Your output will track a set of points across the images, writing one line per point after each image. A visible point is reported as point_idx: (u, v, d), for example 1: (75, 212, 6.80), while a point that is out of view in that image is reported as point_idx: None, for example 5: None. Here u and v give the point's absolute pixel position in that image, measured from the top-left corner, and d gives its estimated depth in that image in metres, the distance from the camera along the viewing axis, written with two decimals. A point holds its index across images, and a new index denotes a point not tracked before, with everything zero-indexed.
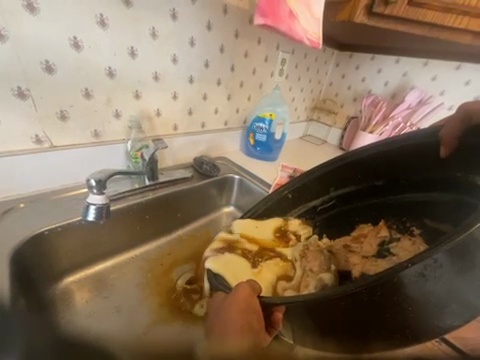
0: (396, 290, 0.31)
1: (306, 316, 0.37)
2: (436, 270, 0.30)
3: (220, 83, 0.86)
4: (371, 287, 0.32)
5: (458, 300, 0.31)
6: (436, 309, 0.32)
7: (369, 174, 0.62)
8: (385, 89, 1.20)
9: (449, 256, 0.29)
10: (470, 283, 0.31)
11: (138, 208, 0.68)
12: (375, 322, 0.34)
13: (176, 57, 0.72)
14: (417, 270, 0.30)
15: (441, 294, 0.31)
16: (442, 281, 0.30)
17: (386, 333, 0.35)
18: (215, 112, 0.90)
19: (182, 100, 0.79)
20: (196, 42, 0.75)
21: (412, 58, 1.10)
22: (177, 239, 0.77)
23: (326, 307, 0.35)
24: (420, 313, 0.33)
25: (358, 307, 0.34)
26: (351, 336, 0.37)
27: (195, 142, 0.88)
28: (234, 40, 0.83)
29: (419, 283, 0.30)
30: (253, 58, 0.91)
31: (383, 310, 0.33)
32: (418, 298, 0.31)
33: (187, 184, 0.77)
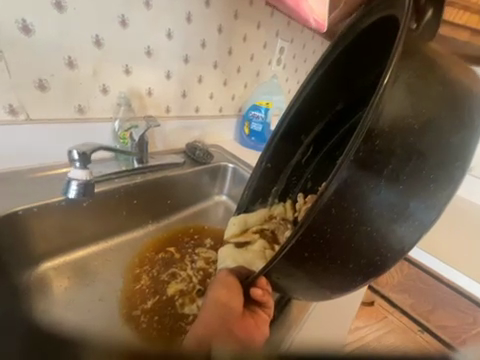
0: (344, 218, 0.29)
1: (287, 278, 0.34)
2: (366, 183, 0.28)
3: (217, 66, 0.82)
4: (311, 228, 0.29)
5: (410, 196, 0.30)
6: (398, 216, 0.30)
7: (326, 105, 0.57)
8: None
9: (365, 162, 0.28)
10: (417, 175, 0.29)
11: (126, 192, 0.63)
12: (352, 257, 0.31)
13: (171, 33, 0.68)
14: (347, 184, 0.28)
15: (395, 196, 0.29)
16: (384, 182, 0.29)
17: (366, 261, 0.32)
18: (210, 97, 0.86)
19: (176, 81, 0.75)
20: (193, 19, 0.70)
21: None
22: (166, 226, 0.73)
23: (294, 264, 0.32)
24: (382, 227, 0.30)
25: (329, 254, 0.30)
26: (344, 281, 0.33)
27: (187, 128, 0.84)
28: (233, 21, 0.79)
29: (360, 199, 0.29)
30: (252, 43, 0.88)
31: (348, 241, 0.30)
32: (372, 213, 0.29)
33: (179, 169, 0.74)
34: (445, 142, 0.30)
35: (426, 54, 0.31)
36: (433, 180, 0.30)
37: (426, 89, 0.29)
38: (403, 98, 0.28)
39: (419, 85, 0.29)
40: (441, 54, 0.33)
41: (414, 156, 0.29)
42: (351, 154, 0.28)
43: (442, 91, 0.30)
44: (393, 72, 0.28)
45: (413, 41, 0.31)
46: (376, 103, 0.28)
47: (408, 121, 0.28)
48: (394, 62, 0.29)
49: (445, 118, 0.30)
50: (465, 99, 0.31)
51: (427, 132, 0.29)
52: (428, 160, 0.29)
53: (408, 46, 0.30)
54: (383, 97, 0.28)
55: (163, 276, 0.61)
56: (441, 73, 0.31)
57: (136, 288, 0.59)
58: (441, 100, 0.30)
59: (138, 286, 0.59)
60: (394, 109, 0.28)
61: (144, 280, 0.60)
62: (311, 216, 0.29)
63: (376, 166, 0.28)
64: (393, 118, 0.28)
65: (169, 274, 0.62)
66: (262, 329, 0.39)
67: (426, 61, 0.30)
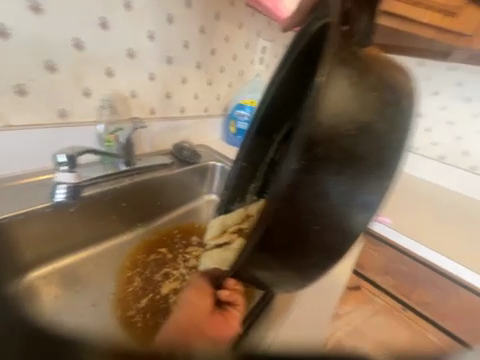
0: (296, 218, 0.31)
1: (254, 277, 0.36)
2: (312, 185, 0.30)
3: (200, 66, 0.83)
4: (266, 232, 0.31)
5: (353, 193, 0.32)
6: (344, 212, 0.32)
7: (294, 101, 0.56)
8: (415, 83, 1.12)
9: (310, 167, 0.29)
10: (358, 173, 0.31)
11: (113, 195, 0.63)
12: (307, 251, 0.33)
13: (153, 35, 0.68)
14: (293, 189, 0.29)
15: (339, 194, 0.31)
16: (327, 185, 0.30)
17: (321, 254, 0.34)
18: (194, 98, 0.87)
19: (160, 82, 0.75)
20: (174, 21, 0.71)
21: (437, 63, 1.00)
22: (156, 227, 0.73)
23: (257, 263, 0.34)
24: (332, 222, 0.32)
25: (286, 251, 0.33)
26: (305, 273, 0.35)
27: (174, 128, 0.84)
28: (214, 22, 0.81)
29: (308, 200, 0.30)
30: (234, 43, 0.90)
31: (303, 238, 0.32)
32: (319, 212, 0.31)
33: (167, 170, 0.74)
34: (382, 144, 0.31)
35: (365, 57, 0.32)
36: (375, 178, 0.32)
37: (362, 94, 0.30)
38: (340, 103, 0.29)
39: (353, 90, 0.30)
40: (381, 56, 0.34)
41: (353, 157, 0.31)
42: (294, 163, 0.29)
43: (377, 96, 0.31)
44: (324, 78, 0.29)
45: (351, 44, 0.32)
46: (315, 110, 0.29)
47: (346, 127, 0.29)
48: (326, 70, 0.29)
49: (381, 121, 0.31)
50: (405, 97, 0.32)
51: (364, 135, 0.31)
52: (366, 161, 0.31)
53: (343, 51, 0.31)
54: (321, 105, 0.29)
55: (156, 276, 0.62)
56: (377, 74, 0.32)
57: (129, 290, 0.59)
58: (377, 103, 0.31)
59: (130, 288, 0.59)
60: (334, 115, 0.29)
61: (137, 282, 0.61)
62: (264, 222, 0.31)
63: (320, 171, 0.30)
64: (333, 124, 0.29)
65: (162, 274, 0.63)
66: (234, 324, 0.40)
67: (360, 63, 0.31)
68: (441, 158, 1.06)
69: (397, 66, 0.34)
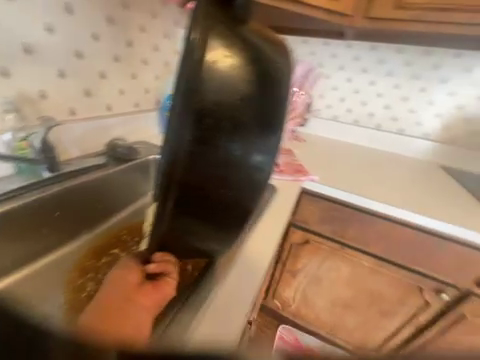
0: (200, 186, 0.35)
1: (181, 245, 0.40)
2: (206, 155, 0.34)
3: (119, 59, 0.80)
4: (177, 202, 0.35)
5: (247, 159, 0.37)
6: (243, 176, 0.38)
7: None
8: (332, 61, 1.31)
9: (200, 139, 0.33)
10: (247, 142, 0.36)
11: (41, 205, 0.57)
12: (218, 215, 0.39)
13: (51, 27, 0.63)
14: (188, 161, 0.33)
15: (234, 162, 0.36)
16: (222, 153, 0.35)
17: (231, 216, 0.40)
18: (120, 93, 0.83)
19: (73, 79, 0.70)
20: (74, 10, 0.66)
21: (337, 42, 1.27)
22: (102, 230, 0.70)
23: (179, 232, 0.38)
24: (234, 187, 0.38)
25: (200, 217, 0.37)
26: (223, 233, 0.41)
27: (104, 128, 0.80)
28: (123, 11, 0.77)
29: (206, 169, 0.35)
30: (151, 33, 0.88)
31: (211, 203, 0.37)
32: (220, 179, 0.36)
33: (103, 171, 0.70)
34: (264, 113, 0.37)
35: (240, 37, 0.36)
36: (264, 142, 0.38)
37: (239, 70, 0.35)
38: (220, 77, 0.33)
39: (230, 65, 0.34)
40: (258, 35, 0.39)
41: (240, 127, 0.35)
42: (187, 136, 0.33)
43: (254, 70, 0.36)
44: (200, 57, 0.33)
45: (228, 23, 0.35)
46: (196, 86, 0.32)
47: (228, 99, 0.34)
48: (200, 51, 0.33)
49: (261, 93, 0.37)
50: (281, 70, 0.39)
51: (246, 107, 0.35)
52: (252, 130, 0.36)
53: (216, 30, 0.34)
54: (201, 81, 0.32)
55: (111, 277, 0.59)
56: (253, 50, 0.37)
57: (82, 297, 0.55)
58: (255, 76, 0.36)
59: (82, 296, 0.55)
60: (212, 90, 0.33)
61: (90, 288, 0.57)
62: (173, 192, 0.34)
63: (212, 141, 0.34)
64: (214, 99, 0.33)
65: None
66: (165, 291, 0.39)
67: (236, 40, 0.35)
68: (356, 122, 1.36)
69: (275, 43, 0.41)
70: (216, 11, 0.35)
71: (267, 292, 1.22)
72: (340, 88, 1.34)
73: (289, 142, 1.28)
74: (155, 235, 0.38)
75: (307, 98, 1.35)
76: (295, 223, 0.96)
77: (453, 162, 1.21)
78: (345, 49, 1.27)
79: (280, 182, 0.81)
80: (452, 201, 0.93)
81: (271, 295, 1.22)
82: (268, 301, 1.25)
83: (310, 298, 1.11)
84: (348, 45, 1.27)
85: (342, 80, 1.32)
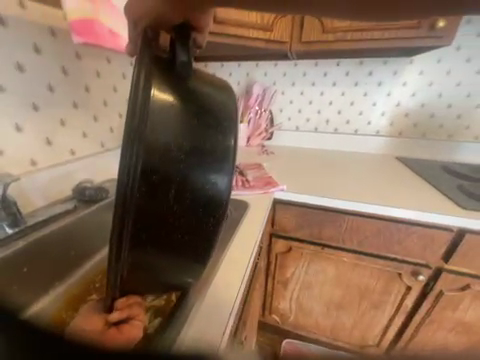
0: (155, 235, 0.37)
1: (146, 284, 0.41)
2: (158, 207, 0.35)
3: (78, 105, 0.82)
4: (133, 251, 0.36)
5: (199, 203, 0.39)
6: (197, 219, 0.40)
7: None
8: (285, 78, 1.44)
9: (149, 194, 0.34)
10: (197, 188, 0.38)
11: (5, 265, 0.54)
12: (178, 254, 0.41)
13: (2, 86, 0.63)
14: (139, 216, 0.34)
15: (187, 208, 0.38)
16: (174, 203, 0.36)
17: (191, 253, 0.42)
18: (83, 136, 0.86)
19: (32, 131, 0.71)
20: (26, 67, 0.67)
21: (285, 62, 1.41)
22: (79, 278, 0.67)
23: (141, 273, 0.39)
24: (190, 230, 0.40)
25: (160, 259, 0.39)
26: (186, 267, 0.43)
27: (69, 172, 0.80)
28: (77, 60, 0.80)
29: (159, 220, 0.36)
30: (108, 76, 0.92)
31: (168, 247, 0.39)
32: (174, 227, 0.38)
33: (72, 216, 0.70)
34: (212, 161, 0.39)
35: (180, 88, 0.36)
36: (216, 187, 0.40)
37: (183, 122, 0.35)
38: (164, 132, 0.34)
39: (175, 120, 0.35)
40: (199, 82, 0.40)
41: (188, 177, 0.37)
42: (135, 193, 0.33)
43: (199, 122, 0.37)
44: (143, 114, 0.33)
45: (171, 76, 0.36)
46: (141, 144, 0.32)
47: (175, 153, 0.35)
48: (140, 108, 0.33)
49: (207, 140, 0.38)
50: (227, 113, 0.42)
51: (193, 157, 0.37)
52: (201, 177, 0.38)
53: (155, 84, 0.34)
54: (146, 139, 0.33)
55: None
56: (198, 102, 0.38)
57: None
58: (200, 128, 0.37)
59: None
60: (156, 146, 0.33)
61: None
62: (127, 244, 0.35)
63: (163, 194, 0.35)
64: (159, 153, 0.34)
65: None
66: (131, 334, 0.40)
67: (180, 94, 0.36)
68: (316, 129, 1.49)
69: (220, 88, 0.43)
70: (159, 65, 0.35)
71: (263, 308, 1.21)
72: (296, 102, 1.47)
73: (259, 156, 1.36)
74: (116, 282, 0.38)
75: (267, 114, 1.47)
76: (275, 232, 1.00)
77: (403, 151, 1.37)
78: (293, 67, 1.41)
79: (252, 196, 0.86)
80: (410, 186, 1.01)
81: (267, 310, 1.21)
82: (266, 317, 1.24)
83: (304, 305, 1.12)
84: (294, 64, 1.41)
85: (296, 94, 1.46)
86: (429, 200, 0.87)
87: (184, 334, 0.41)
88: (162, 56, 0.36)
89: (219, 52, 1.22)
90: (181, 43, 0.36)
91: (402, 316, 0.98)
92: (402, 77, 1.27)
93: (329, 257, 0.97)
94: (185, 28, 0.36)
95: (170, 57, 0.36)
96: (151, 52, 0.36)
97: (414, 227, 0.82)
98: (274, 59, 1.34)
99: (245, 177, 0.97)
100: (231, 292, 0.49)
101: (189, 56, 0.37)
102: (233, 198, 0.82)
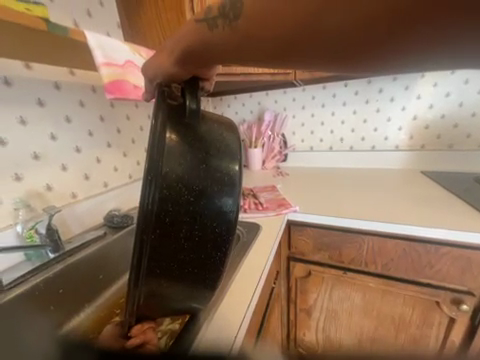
0: (167, 269, 0.41)
1: (160, 310, 0.45)
2: (169, 244, 0.39)
3: (111, 145, 0.97)
4: (148, 282, 0.40)
5: (207, 240, 0.42)
6: (205, 255, 0.43)
7: None
8: (295, 103, 1.51)
9: (162, 234, 0.38)
10: (205, 227, 0.41)
11: (45, 287, 0.62)
12: (188, 285, 0.44)
13: (54, 135, 0.78)
14: (154, 253, 0.39)
15: (195, 245, 0.41)
16: (184, 241, 0.40)
17: (201, 284, 0.45)
18: (115, 170, 0.99)
19: (74, 169, 0.84)
20: (72, 118, 0.83)
21: (294, 88, 1.49)
22: (105, 301, 0.73)
23: (156, 301, 0.43)
24: (199, 265, 0.43)
25: (172, 289, 0.43)
26: (196, 296, 0.46)
27: (102, 202, 0.92)
28: (111, 108, 0.96)
29: (171, 256, 0.40)
30: (135, 118, 1.08)
31: (179, 278, 0.42)
32: (184, 261, 0.41)
33: (101, 242, 0.78)
34: (218, 202, 0.42)
35: (190, 136, 0.40)
36: (223, 224, 0.43)
37: (191, 169, 0.39)
38: (175, 179, 0.38)
39: (184, 167, 0.39)
40: (207, 126, 0.43)
41: (197, 217, 0.40)
42: (150, 233, 0.37)
43: (207, 166, 0.41)
44: (157, 163, 0.37)
45: (182, 125, 0.39)
46: (155, 191, 0.37)
47: (184, 197, 0.39)
48: (153, 159, 0.37)
49: (213, 183, 0.41)
50: (233, 154, 0.44)
51: (201, 199, 0.40)
52: (208, 216, 0.41)
53: (167, 134, 0.38)
54: (160, 185, 0.37)
55: None
56: (206, 145, 0.41)
57: None
58: (208, 172, 0.41)
59: None
60: (167, 191, 0.38)
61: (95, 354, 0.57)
62: (142, 276, 0.39)
63: (173, 233, 0.39)
64: (170, 198, 0.38)
65: None
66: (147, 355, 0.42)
67: (190, 141, 0.39)
68: (331, 148, 1.49)
69: (227, 127, 0.47)
70: (172, 116, 0.40)
71: (287, 339, 1.13)
72: (307, 124, 1.51)
73: (274, 178, 1.39)
74: (131, 310, 0.42)
75: (280, 137, 1.53)
76: (293, 256, 0.97)
77: (428, 164, 1.29)
78: (302, 92, 1.48)
79: (265, 218, 0.87)
80: (438, 202, 0.93)
81: (292, 343, 1.13)
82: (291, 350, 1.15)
83: (332, 337, 1.02)
84: (303, 89, 1.47)
85: (307, 117, 1.50)
86: (460, 217, 0.79)
87: (199, 340, 0.43)
88: (174, 107, 0.40)
89: (231, 87, 1.35)
90: (190, 92, 0.40)
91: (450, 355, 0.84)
92: (415, 90, 1.25)
93: (353, 282, 0.90)
94: (194, 81, 0.41)
95: (180, 106, 0.40)
96: (164, 102, 0.40)
97: (445, 249, 0.75)
98: (282, 88, 1.43)
99: (257, 200, 1.00)
100: (241, 307, 0.50)
101: (197, 103, 0.40)
102: (245, 221, 0.85)
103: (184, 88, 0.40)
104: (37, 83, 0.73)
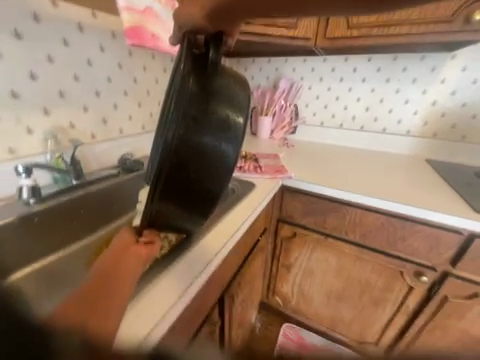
0: (173, 205, 0.46)
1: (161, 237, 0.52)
2: (178, 185, 0.43)
3: (127, 93, 1.03)
4: (156, 214, 0.45)
5: (210, 186, 0.46)
6: (207, 198, 0.48)
7: None
8: (313, 74, 1.46)
9: (174, 175, 0.41)
10: (210, 174, 0.45)
11: (70, 205, 0.76)
12: (187, 220, 0.50)
13: (77, 76, 0.84)
14: (165, 191, 0.43)
15: (200, 188, 0.46)
16: (192, 183, 0.44)
17: (198, 221, 0.52)
18: (129, 119, 1.07)
19: (94, 111, 0.92)
20: (93, 62, 0.88)
21: (315, 57, 1.43)
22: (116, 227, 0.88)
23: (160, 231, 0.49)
24: (200, 205, 0.48)
25: (174, 222, 0.49)
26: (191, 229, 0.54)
27: (116, 146, 1.02)
28: (130, 57, 1.00)
29: (178, 195, 0.44)
30: (152, 70, 1.11)
31: (181, 214, 0.48)
32: (187, 201, 0.46)
33: (115, 179, 0.89)
34: (224, 154, 0.45)
35: (208, 88, 0.41)
36: (225, 174, 0.47)
37: (206, 120, 0.41)
38: (191, 126, 0.40)
39: (200, 117, 0.41)
40: (223, 80, 0.44)
41: (204, 164, 0.44)
42: (164, 172, 0.40)
43: (218, 120, 0.43)
44: (176, 108, 0.39)
45: (203, 75, 0.40)
46: (171, 134, 0.39)
47: (197, 145, 0.41)
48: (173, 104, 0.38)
49: (223, 135, 0.44)
50: (242, 112, 0.46)
51: (210, 149, 0.43)
52: (214, 165, 0.45)
53: (188, 83, 0.38)
54: (177, 130, 0.39)
55: None
56: (220, 99, 0.43)
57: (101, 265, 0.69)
58: (219, 125, 0.43)
59: None
60: (183, 136, 0.40)
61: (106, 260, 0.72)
62: (152, 208, 0.44)
63: (184, 175, 0.42)
64: (185, 144, 0.40)
65: None
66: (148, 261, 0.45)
67: (207, 94, 0.41)
68: (341, 125, 1.48)
69: (240, 84, 0.47)
70: (194, 65, 0.39)
71: (267, 288, 1.30)
72: (322, 97, 1.48)
73: (279, 148, 1.43)
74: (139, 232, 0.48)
75: (291, 108, 1.52)
76: (282, 218, 1.08)
77: (435, 153, 1.28)
78: (322, 62, 1.42)
79: (260, 180, 0.96)
80: (429, 188, 0.97)
81: (271, 292, 1.30)
82: (269, 298, 1.33)
83: (305, 291, 1.18)
84: (324, 58, 1.41)
85: (323, 90, 1.47)
86: (443, 202, 0.84)
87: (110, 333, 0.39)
88: (197, 55, 0.40)
89: (249, 49, 1.32)
90: (214, 44, 0.39)
91: (403, 318, 0.98)
92: (441, 73, 1.18)
93: (332, 247, 1.01)
94: (220, 37, 0.39)
95: (203, 56, 0.40)
96: (188, 47, 0.39)
97: (420, 227, 0.81)
98: (303, 55, 1.37)
99: (257, 164, 1.07)
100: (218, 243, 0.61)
101: (219, 57, 0.40)
102: (242, 179, 0.93)
103: (211, 40, 0.39)
104: (62, 22, 0.77)
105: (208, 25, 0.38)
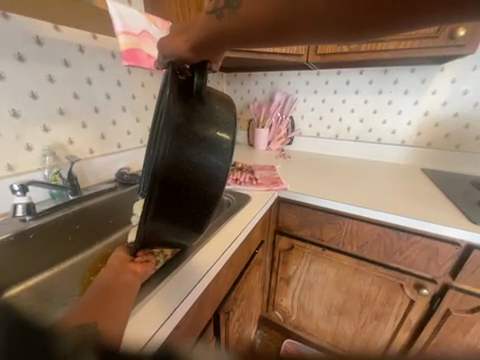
0: (166, 222, 0.45)
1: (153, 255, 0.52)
2: (168, 204, 0.43)
3: (126, 109, 1.06)
4: (150, 232, 0.45)
5: (200, 203, 0.47)
6: (198, 215, 0.48)
7: None
8: (307, 87, 1.50)
9: (163, 195, 0.42)
10: (200, 193, 0.46)
11: (66, 220, 0.76)
12: (181, 236, 0.50)
13: (77, 94, 0.87)
14: (156, 210, 0.43)
15: (191, 205, 0.46)
16: (182, 201, 0.44)
17: (191, 236, 0.52)
18: (128, 134, 1.09)
19: (92, 128, 0.95)
20: (93, 81, 0.91)
21: (308, 71, 1.47)
22: (112, 241, 0.88)
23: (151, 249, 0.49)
24: (192, 221, 0.49)
25: (168, 238, 0.49)
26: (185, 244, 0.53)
27: (114, 160, 1.04)
28: (128, 75, 1.04)
29: (169, 213, 0.44)
30: (150, 86, 1.15)
31: (175, 230, 0.48)
32: (180, 218, 0.46)
33: (111, 193, 0.90)
34: (213, 173, 0.46)
35: (195, 112, 0.43)
36: (215, 192, 0.48)
37: (193, 142, 0.43)
38: (179, 148, 0.41)
39: (188, 139, 0.42)
40: (211, 103, 0.46)
41: (194, 183, 0.44)
42: (154, 191, 0.41)
43: (206, 142, 0.44)
44: (163, 132, 0.40)
45: (188, 100, 0.42)
46: (159, 156, 0.40)
47: (185, 165, 0.42)
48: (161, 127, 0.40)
49: (211, 155, 0.45)
50: (230, 133, 0.47)
51: (198, 169, 0.44)
52: (204, 184, 0.46)
53: (175, 109, 0.40)
54: (165, 153, 0.40)
55: None
56: (208, 121, 0.44)
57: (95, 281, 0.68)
58: (207, 146, 0.44)
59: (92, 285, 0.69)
60: (172, 158, 0.41)
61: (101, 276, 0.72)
62: (146, 225, 0.44)
63: (174, 194, 0.43)
64: (174, 165, 0.41)
65: None
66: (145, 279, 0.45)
67: (193, 117, 0.42)
68: (336, 136, 1.50)
69: (227, 105, 0.49)
70: (180, 92, 0.42)
71: (266, 302, 1.28)
72: (317, 109, 1.51)
73: (276, 160, 1.45)
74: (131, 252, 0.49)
75: (287, 120, 1.56)
76: (279, 230, 1.07)
77: (430, 162, 1.30)
78: (316, 76, 1.46)
79: (256, 192, 0.96)
80: (425, 197, 0.97)
81: (271, 306, 1.27)
82: (269, 312, 1.30)
83: (305, 305, 1.15)
84: (317, 72, 1.45)
85: (318, 102, 1.50)
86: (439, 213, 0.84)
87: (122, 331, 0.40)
88: (183, 82, 0.42)
89: (244, 65, 1.36)
90: (198, 72, 0.42)
91: (406, 332, 0.95)
92: (431, 85, 1.21)
93: (330, 259, 0.99)
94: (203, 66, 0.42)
95: (189, 83, 0.43)
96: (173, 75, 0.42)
97: (416, 238, 0.81)
98: (296, 69, 1.42)
99: (253, 176, 1.08)
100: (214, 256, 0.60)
101: (203, 83, 0.43)
102: (237, 192, 0.94)
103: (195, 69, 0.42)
104: (63, 45, 0.81)
105: (195, 50, 0.40)
